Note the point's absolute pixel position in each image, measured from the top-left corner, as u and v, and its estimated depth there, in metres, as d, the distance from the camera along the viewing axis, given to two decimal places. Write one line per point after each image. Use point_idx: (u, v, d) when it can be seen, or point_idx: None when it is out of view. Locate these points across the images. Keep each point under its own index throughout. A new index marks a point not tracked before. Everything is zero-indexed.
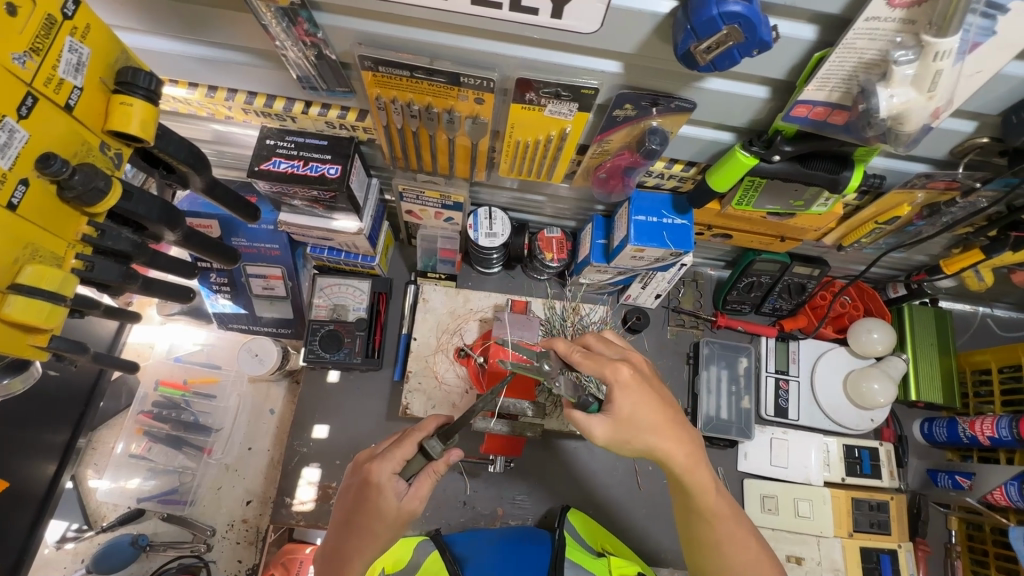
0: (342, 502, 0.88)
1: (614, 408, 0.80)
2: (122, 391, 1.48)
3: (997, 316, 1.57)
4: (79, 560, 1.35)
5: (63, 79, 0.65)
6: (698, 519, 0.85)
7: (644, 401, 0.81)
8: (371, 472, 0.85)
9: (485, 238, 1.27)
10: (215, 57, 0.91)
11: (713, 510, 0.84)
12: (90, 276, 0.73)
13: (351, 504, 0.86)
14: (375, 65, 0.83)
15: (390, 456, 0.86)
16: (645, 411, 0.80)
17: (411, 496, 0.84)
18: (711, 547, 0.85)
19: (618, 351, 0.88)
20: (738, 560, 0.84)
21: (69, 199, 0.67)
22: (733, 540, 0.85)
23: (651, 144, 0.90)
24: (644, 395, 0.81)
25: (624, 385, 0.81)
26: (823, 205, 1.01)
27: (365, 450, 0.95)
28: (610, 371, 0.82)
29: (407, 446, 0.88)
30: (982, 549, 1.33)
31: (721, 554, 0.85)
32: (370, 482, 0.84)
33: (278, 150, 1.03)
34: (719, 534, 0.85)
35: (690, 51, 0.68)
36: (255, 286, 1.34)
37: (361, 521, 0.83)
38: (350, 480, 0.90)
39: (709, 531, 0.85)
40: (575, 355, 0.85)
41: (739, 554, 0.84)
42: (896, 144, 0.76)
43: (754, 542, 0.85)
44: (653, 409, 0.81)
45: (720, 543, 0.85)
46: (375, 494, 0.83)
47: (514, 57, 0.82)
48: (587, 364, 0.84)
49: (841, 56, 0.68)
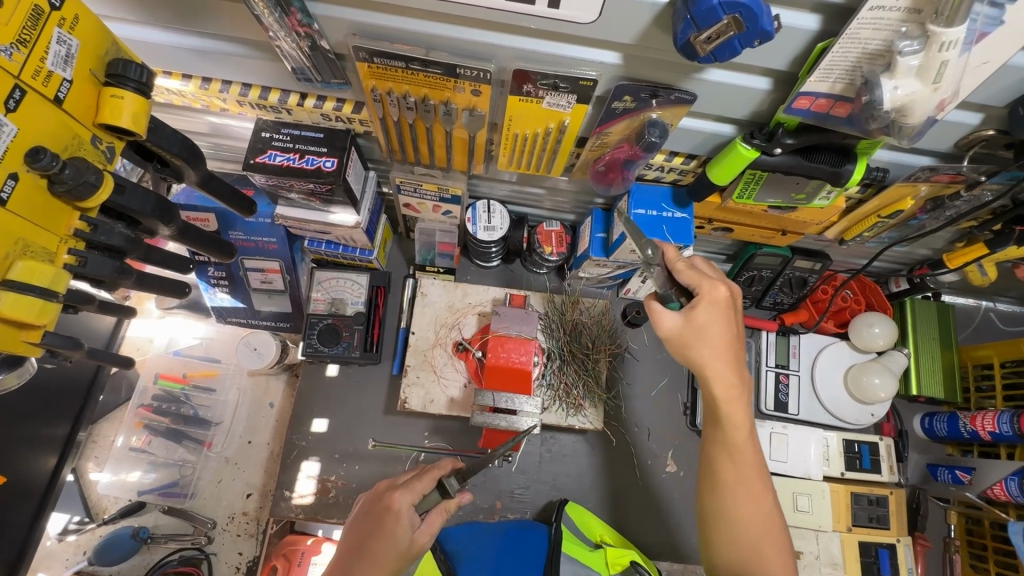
0: (353, 529, 0.85)
1: (692, 313, 0.81)
2: (122, 384, 1.47)
3: (1000, 310, 1.56)
4: (81, 552, 1.35)
5: (51, 71, 0.64)
6: (723, 458, 0.84)
7: (718, 325, 0.81)
8: (392, 499, 0.85)
9: (484, 231, 1.26)
10: (207, 49, 0.90)
11: (736, 458, 0.83)
12: (83, 271, 0.72)
13: (365, 530, 0.84)
14: (370, 57, 0.82)
15: (412, 487, 0.87)
16: (716, 330, 0.81)
17: (423, 530, 0.85)
18: (727, 488, 0.83)
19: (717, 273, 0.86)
20: (745, 510, 0.82)
21: (60, 193, 0.67)
22: (750, 492, 0.82)
23: (651, 137, 0.89)
24: (719, 322, 0.81)
25: (713, 302, 0.81)
26: (826, 198, 0.99)
27: (383, 480, 0.93)
28: (706, 285, 0.82)
29: (426, 480, 0.89)
30: (981, 543, 1.33)
31: (731, 494, 0.82)
32: (390, 510, 0.84)
33: (274, 143, 1.02)
34: (740, 474, 0.83)
35: (690, 41, 0.66)
36: (252, 280, 1.33)
37: (374, 548, 0.81)
38: (364, 507, 0.88)
39: (729, 469, 0.83)
40: (679, 263, 0.85)
41: (746, 507, 0.82)
42: (900, 137, 0.75)
43: (769, 502, 0.82)
44: (722, 332, 0.81)
45: (736, 483, 0.83)
46: (393, 522, 0.83)
47: (512, 48, 0.80)
48: (685, 271, 0.84)
49: (845, 47, 0.66)
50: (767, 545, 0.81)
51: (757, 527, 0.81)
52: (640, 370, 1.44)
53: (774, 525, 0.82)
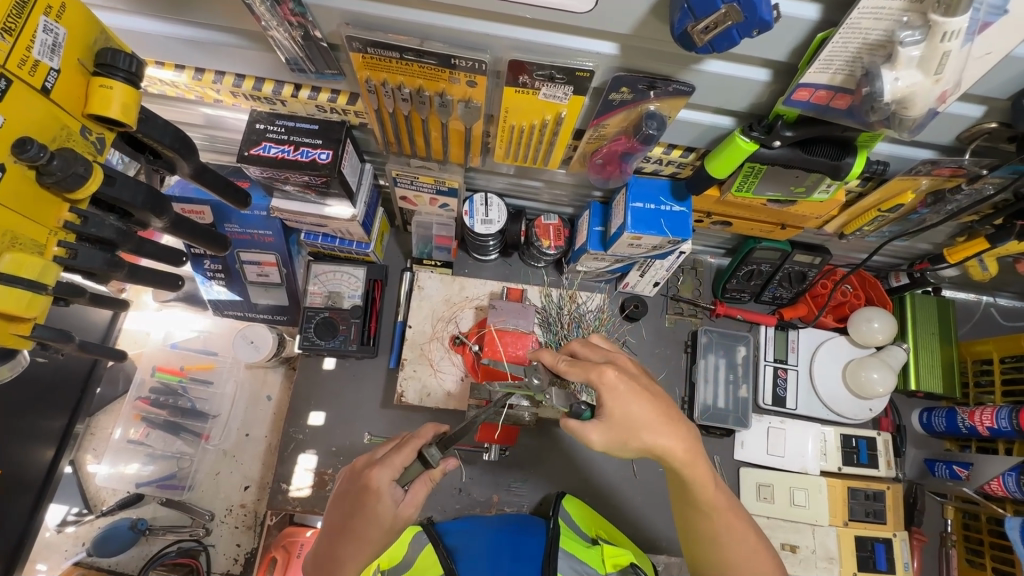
0: (335, 506, 0.86)
1: (604, 410, 0.79)
2: (120, 376, 1.48)
3: (1001, 305, 1.55)
4: (80, 543, 1.36)
5: (38, 60, 0.64)
6: (697, 514, 0.85)
7: (634, 403, 0.79)
8: (370, 477, 0.83)
9: (481, 224, 1.25)
10: (200, 39, 0.88)
11: (711, 506, 0.83)
12: (73, 264, 0.72)
13: (347, 509, 0.84)
14: (364, 47, 0.81)
15: (389, 463, 0.84)
16: (637, 409, 0.79)
17: (408, 503, 0.85)
18: (709, 540, 0.85)
19: (602, 355, 0.87)
20: (737, 554, 0.83)
21: (49, 184, 0.66)
22: (732, 533, 0.84)
23: (649, 129, 0.88)
24: (633, 398, 0.79)
25: (612, 388, 0.80)
26: (825, 191, 0.98)
27: (363, 454, 0.91)
28: (596, 375, 0.80)
29: (405, 454, 0.86)
30: (978, 538, 1.33)
31: (718, 545, 0.84)
32: (369, 488, 0.83)
33: (268, 135, 1.01)
34: (717, 526, 0.84)
35: (687, 31, 0.65)
36: (249, 273, 1.33)
37: (357, 527, 0.82)
38: (345, 484, 0.87)
39: (707, 524, 0.84)
40: (562, 364, 0.84)
41: (738, 548, 0.83)
42: (900, 130, 0.74)
43: (753, 535, 0.84)
44: (643, 407, 0.79)
45: (717, 534, 0.84)
46: (374, 500, 0.82)
47: (508, 39, 0.79)
48: (573, 370, 0.82)
49: (845, 38, 0.65)
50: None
51: (751, 562, 0.83)
52: None
53: (766, 555, 0.84)
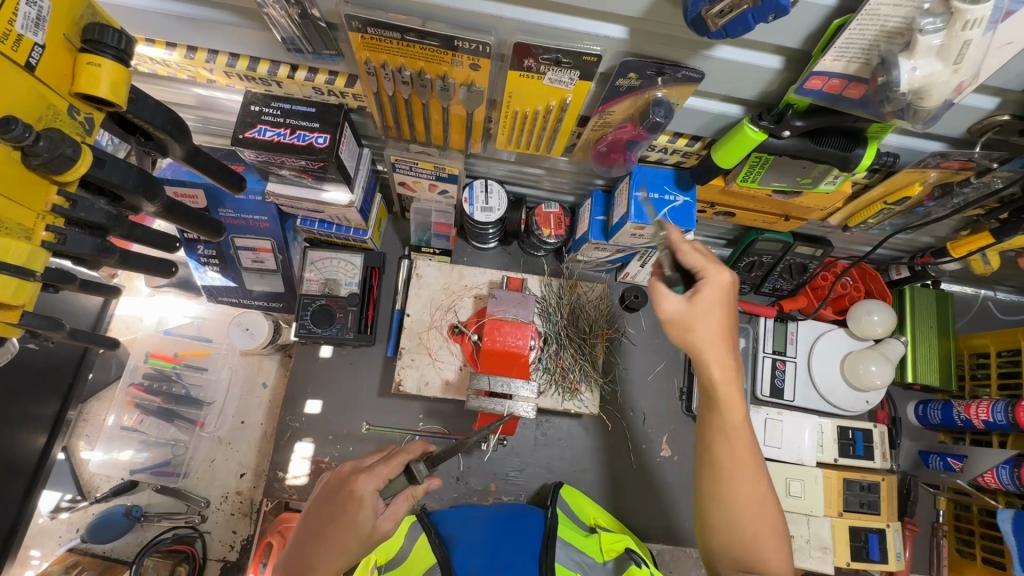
0: (312, 514, 0.84)
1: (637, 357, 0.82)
2: (112, 362, 1.46)
3: (999, 299, 1.55)
4: (75, 529, 1.35)
5: (21, 35, 0.61)
6: (717, 437, 0.83)
7: (711, 312, 0.81)
8: (356, 484, 0.82)
9: (481, 212, 1.23)
10: (194, 16, 0.85)
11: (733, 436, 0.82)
12: (62, 249, 0.69)
13: (326, 515, 0.82)
14: (364, 27, 0.78)
15: (376, 472, 0.84)
16: (713, 316, 0.82)
17: (386, 516, 0.83)
18: (723, 473, 0.82)
19: (702, 267, 0.87)
20: (742, 494, 0.81)
21: (35, 166, 0.63)
22: (749, 473, 0.81)
23: (656, 116, 0.85)
24: (711, 308, 0.82)
25: (717, 285, 0.82)
26: (832, 183, 0.97)
27: (349, 462, 0.90)
28: (711, 269, 0.82)
29: (393, 465, 0.86)
30: (969, 529, 1.34)
31: (731, 477, 0.81)
32: (352, 494, 0.82)
33: (263, 117, 0.99)
34: (733, 457, 0.82)
35: (701, 14, 0.63)
36: (244, 259, 1.31)
37: (332, 533, 0.80)
38: (328, 491, 0.85)
39: (725, 452, 0.82)
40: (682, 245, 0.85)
41: (745, 489, 0.81)
42: (914, 121, 0.72)
43: (764, 480, 0.82)
44: (716, 321, 0.82)
45: (733, 465, 0.82)
46: (356, 507, 0.81)
47: (513, 21, 0.76)
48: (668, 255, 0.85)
49: (863, 24, 0.63)
50: (761, 525, 0.80)
51: (757, 508, 0.80)
52: (636, 355, 1.44)
53: (770, 502, 0.82)
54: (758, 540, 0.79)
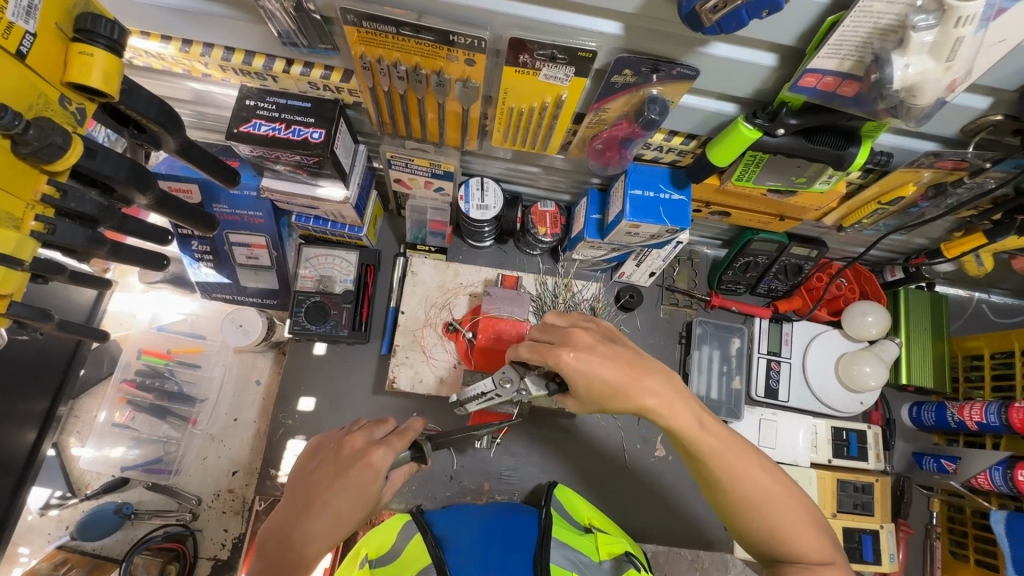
0: (315, 478, 0.79)
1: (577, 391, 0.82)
2: (104, 358, 1.45)
3: (993, 302, 1.56)
4: (64, 527, 1.34)
5: (13, 22, 0.60)
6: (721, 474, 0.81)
7: (596, 366, 0.79)
8: (373, 456, 0.80)
9: (477, 210, 1.23)
10: (189, 8, 0.85)
11: (705, 447, 0.81)
12: (51, 239, 0.69)
13: (334, 484, 0.78)
14: (359, 21, 0.78)
15: (395, 445, 0.82)
16: (600, 374, 0.79)
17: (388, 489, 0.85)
18: (746, 504, 0.81)
19: (558, 334, 0.84)
20: (771, 515, 0.80)
21: (25, 155, 0.63)
22: (735, 474, 0.80)
23: (651, 113, 0.86)
24: (595, 366, 0.79)
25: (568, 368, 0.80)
26: (826, 182, 0.97)
27: (355, 430, 0.85)
28: (552, 357, 0.81)
29: (406, 440, 0.85)
30: (962, 530, 1.34)
31: (752, 506, 0.80)
32: (370, 466, 0.79)
33: (258, 112, 0.98)
34: (749, 486, 0.80)
35: (696, 9, 0.63)
36: (238, 255, 1.30)
37: (337, 502, 0.77)
38: (333, 457, 0.81)
39: (741, 484, 0.80)
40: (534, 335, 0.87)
41: (772, 507, 0.80)
42: (907, 119, 0.73)
43: (785, 491, 0.81)
44: (608, 372, 0.79)
45: (750, 497, 0.80)
46: (369, 480, 0.79)
47: (508, 16, 0.76)
48: (533, 358, 0.82)
49: (856, 20, 0.63)
50: (786, 523, 0.79)
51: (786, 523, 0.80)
52: None
53: (802, 516, 0.81)
54: (786, 535, 0.79)
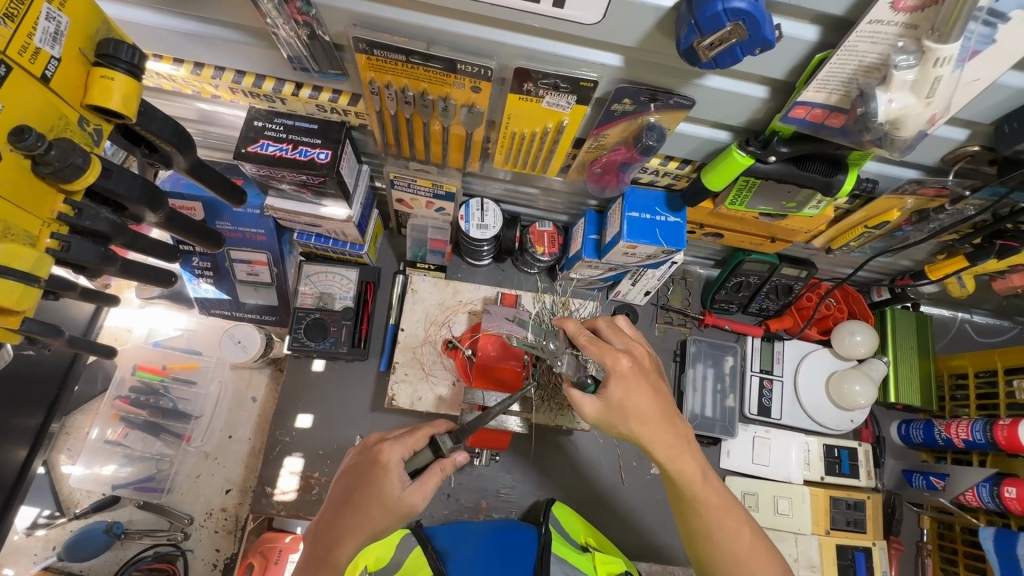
0: (340, 482, 0.85)
1: (607, 394, 0.82)
2: (99, 374, 1.44)
3: (976, 322, 1.61)
4: (51, 547, 1.31)
5: (39, 48, 0.62)
6: (690, 510, 0.85)
7: (638, 394, 0.82)
8: (380, 452, 0.84)
9: (476, 229, 1.26)
10: (202, 33, 0.87)
11: (703, 501, 0.84)
12: (65, 256, 0.70)
13: (353, 483, 0.83)
14: (369, 48, 0.81)
15: (402, 440, 0.85)
16: (638, 400, 0.82)
17: (414, 490, 0.81)
18: (707, 540, 0.84)
19: (624, 342, 0.89)
20: (733, 552, 0.83)
21: (44, 174, 0.64)
22: (725, 529, 0.84)
23: (649, 141, 0.90)
24: (640, 390, 0.82)
25: (620, 375, 0.83)
26: (815, 207, 1.02)
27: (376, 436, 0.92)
28: (610, 360, 0.84)
29: (418, 436, 0.87)
30: (952, 547, 1.37)
31: (712, 542, 0.84)
32: (378, 462, 0.83)
33: (266, 133, 1.01)
34: (709, 524, 0.84)
35: (693, 46, 0.67)
36: (239, 271, 1.31)
37: (358, 500, 0.81)
38: (354, 461, 0.87)
39: (700, 521, 0.85)
40: (582, 338, 0.87)
41: (733, 546, 0.83)
42: (891, 149, 0.77)
43: (748, 531, 0.84)
44: (646, 400, 0.82)
45: (710, 531, 0.84)
46: (381, 475, 0.82)
47: (513, 46, 0.80)
48: (592, 350, 0.85)
49: (842, 59, 0.68)
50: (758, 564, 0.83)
51: (750, 559, 0.83)
52: None
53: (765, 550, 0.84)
54: None
